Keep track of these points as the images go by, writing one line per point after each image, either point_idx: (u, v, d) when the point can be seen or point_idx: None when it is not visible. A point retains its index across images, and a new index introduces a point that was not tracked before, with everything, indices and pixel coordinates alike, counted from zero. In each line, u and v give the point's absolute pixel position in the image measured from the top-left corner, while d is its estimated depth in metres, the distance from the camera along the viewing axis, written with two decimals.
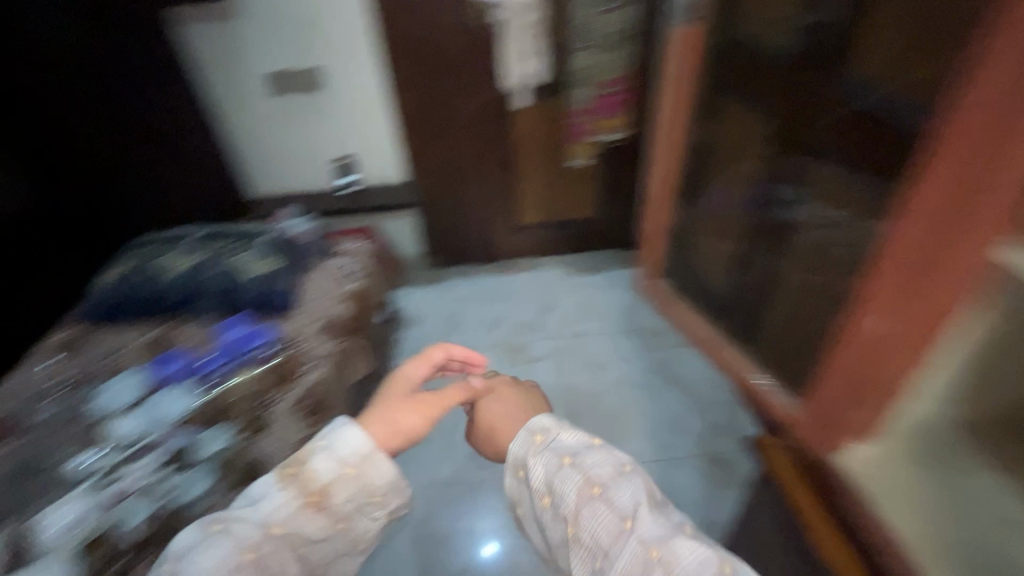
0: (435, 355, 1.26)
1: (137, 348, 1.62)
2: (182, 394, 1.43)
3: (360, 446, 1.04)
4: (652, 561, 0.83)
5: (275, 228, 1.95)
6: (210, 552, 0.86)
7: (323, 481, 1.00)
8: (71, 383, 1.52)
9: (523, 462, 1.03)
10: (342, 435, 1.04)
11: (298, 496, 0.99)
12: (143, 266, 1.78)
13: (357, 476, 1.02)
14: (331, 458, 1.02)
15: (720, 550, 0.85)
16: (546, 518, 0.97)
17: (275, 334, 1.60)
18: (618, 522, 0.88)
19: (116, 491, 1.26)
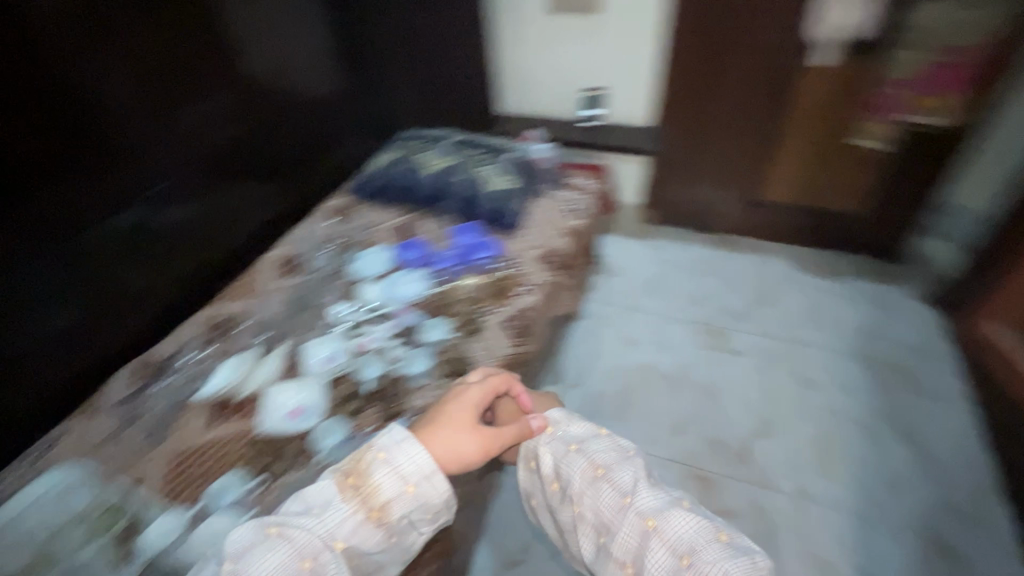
0: (501, 386, 1.14)
1: (391, 229, 1.85)
2: (420, 281, 1.63)
3: (425, 465, 0.93)
4: (651, 531, 0.95)
5: (519, 149, 2.01)
6: (272, 557, 0.82)
7: (386, 496, 0.91)
8: (340, 243, 1.81)
9: (534, 455, 1.15)
10: (409, 448, 0.93)
11: (359, 511, 0.90)
12: (408, 158, 1.99)
13: (418, 494, 0.92)
14: (392, 473, 0.92)
15: (717, 526, 0.95)
16: (560, 504, 1.09)
17: (501, 252, 1.70)
18: (619, 499, 1.00)
19: (361, 347, 1.43)
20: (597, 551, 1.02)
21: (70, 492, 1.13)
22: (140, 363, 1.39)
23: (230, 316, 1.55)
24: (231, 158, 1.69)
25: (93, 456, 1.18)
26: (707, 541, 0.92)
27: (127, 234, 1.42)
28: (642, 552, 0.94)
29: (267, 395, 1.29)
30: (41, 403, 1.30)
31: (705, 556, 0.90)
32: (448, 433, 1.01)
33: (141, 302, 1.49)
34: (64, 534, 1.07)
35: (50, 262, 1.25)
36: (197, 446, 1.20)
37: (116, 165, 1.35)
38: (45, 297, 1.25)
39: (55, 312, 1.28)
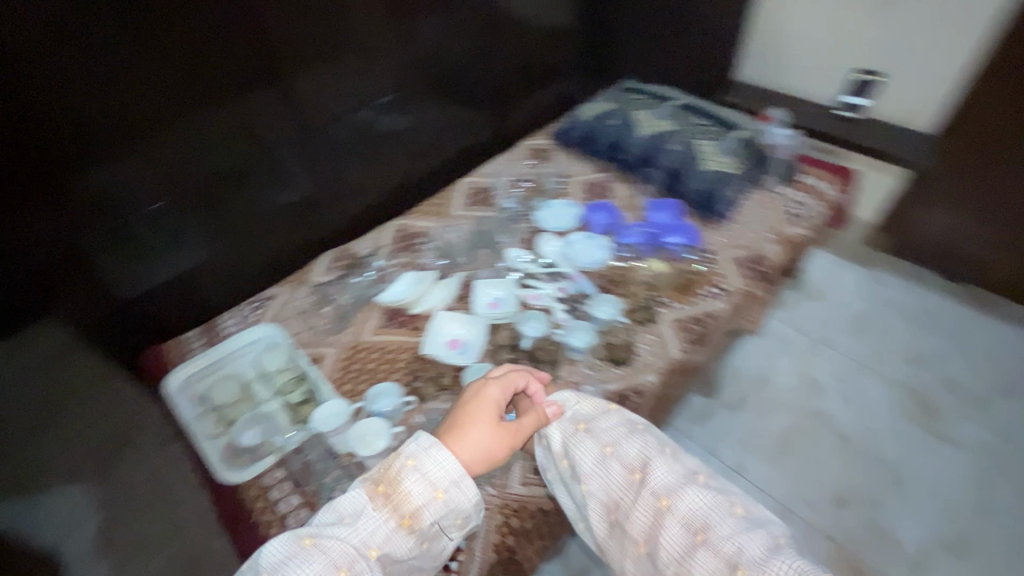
0: (516, 380, 1.02)
1: (583, 184, 1.76)
2: (600, 249, 1.53)
3: (452, 470, 0.87)
4: (666, 510, 0.86)
5: (753, 129, 1.71)
6: (311, 568, 0.77)
7: (417, 502, 0.85)
8: (530, 185, 1.78)
9: (543, 432, 1.03)
10: (435, 453, 0.87)
11: (391, 518, 0.84)
12: (622, 112, 1.83)
13: (448, 501, 0.86)
14: (421, 480, 0.86)
15: (731, 498, 0.87)
16: (572, 485, 0.99)
17: (698, 242, 1.52)
18: (631, 475, 0.92)
19: (527, 300, 1.41)
20: (612, 531, 0.93)
21: (271, 352, 1.29)
22: (339, 252, 1.54)
23: (419, 231, 1.64)
24: (455, 78, 1.75)
25: (290, 323, 1.36)
26: (722, 514, 0.84)
27: (354, 130, 1.57)
28: (657, 532, 0.86)
29: (434, 321, 1.35)
30: (259, 256, 1.56)
31: (720, 530, 0.82)
32: (473, 432, 0.94)
33: (349, 193, 1.67)
34: (259, 385, 1.23)
35: (290, 134, 1.45)
36: (369, 346, 1.32)
37: (360, 66, 1.49)
38: (282, 166, 1.47)
39: (286, 180, 1.50)
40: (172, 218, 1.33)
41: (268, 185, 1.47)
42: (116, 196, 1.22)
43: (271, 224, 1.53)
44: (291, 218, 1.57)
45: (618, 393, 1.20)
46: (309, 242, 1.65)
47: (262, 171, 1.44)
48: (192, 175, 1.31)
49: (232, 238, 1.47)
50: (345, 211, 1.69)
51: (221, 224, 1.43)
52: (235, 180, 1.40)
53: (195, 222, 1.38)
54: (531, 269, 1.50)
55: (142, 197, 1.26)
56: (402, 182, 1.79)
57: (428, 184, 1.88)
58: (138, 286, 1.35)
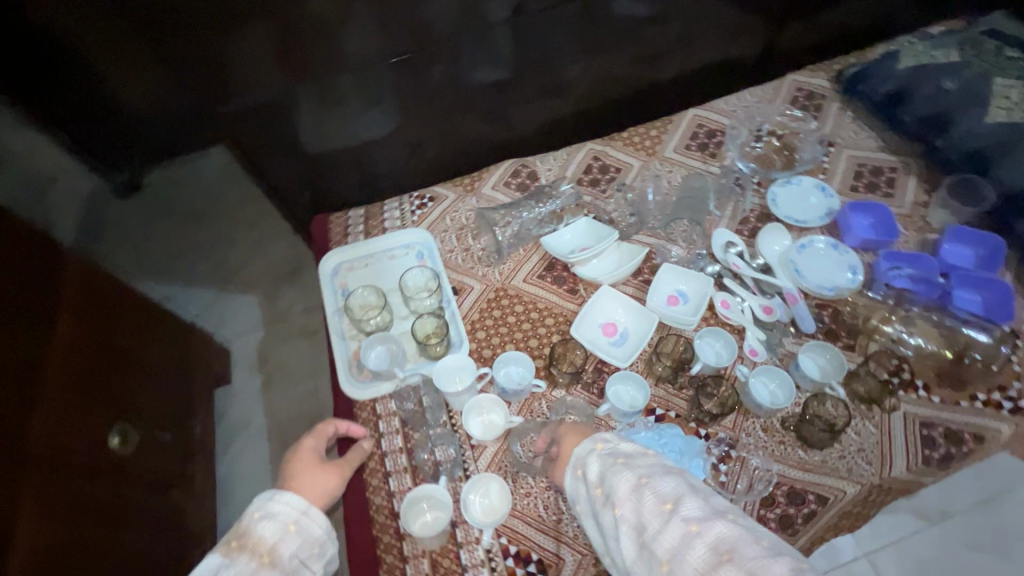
0: (329, 427, 0.97)
1: (855, 167, 1.26)
2: (845, 272, 1.12)
3: (295, 503, 0.82)
4: (694, 538, 0.65)
5: None
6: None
7: (273, 535, 0.78)
8: (776, 146, 1.34)
9: (579, 460, 0.81)
10: (274, 492, 0.81)
11: (252, 560, 0.76)
12: (972, 73, 1.22)
13: (299, 530, 0.80)
14: (271, 519, 0.80)
15: (770, 534, 0.66)
16: (602, 515, 0.75)
17: (1006, 317, 1.02)
18: (661, 505, 0.69)
19: (718, 308, 1.10)
20: (636, 565, 0.68)
21: (419, 267, 1.20)
22: (519, 167, 1.36)
23: (614, 169, 1.35)
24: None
25: (447, 239, 1.26)
26: (756, 541, 0.64)
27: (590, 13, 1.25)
28: (686, 562, 0.64)
29: (597, 296, 1.12)
30: (444, 142, 1.39)
31: (754, 557, 0.62)
32: (306, 477, 0.88)
33: (558, 92, 1.38)
34: (399, 300, 1.17)
35: (507, 9, 1.19)
36: (516, 297, 1.17)
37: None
38: (492, 42, 1.23)
39: (494, 60, 1.27)
40: (371, 75, 1.20)
41: (476, 61, 1.25)
42: (322, 28, 1.11)
43: (465, 108, 1.34)
44: (488, 107, 1.35)
45: (792, 487, 0.92)
46: (496, 141, 1.44)
47: (472, 42, 1.22)
48: (401, 26, 1.14)
49: (421, 116, 1.32)
50: (547, 114, 1.42)
51: (416, 94, 1.27)
52: (442, 45, 1.20)
53: (390, 90, 1.25)
54: (737, 266, 1.14)
55: (347, 38, 1.14)
56: (620, 93, 1.44)
57: (648, 104, 1.50)
58: (326, 141, 1.31)
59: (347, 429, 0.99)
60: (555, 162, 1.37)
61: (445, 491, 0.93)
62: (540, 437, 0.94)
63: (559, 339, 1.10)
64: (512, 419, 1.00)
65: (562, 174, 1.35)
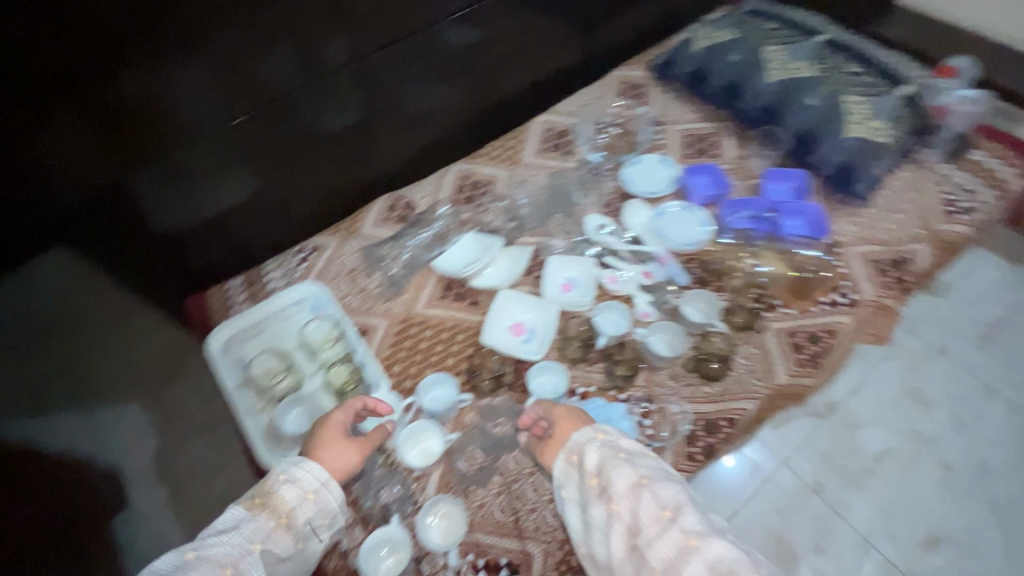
0: (357, 402, 0.95)
1: (684, 137, 1.46)
2: (698, 225, 1.28)
3: (318, 474, 0.81)
4: (692, 551, 0.71)
5: (926, 83, 1.30)
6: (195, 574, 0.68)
7: (292, 502, 0.78)
8: (618, 133, 1.50)
9: (576, 446, 0.87)
10: (302, 458, 0.81)
11: (269, 520, 0.76)
12: (748, 43, 1.43)
13: (318, 501, 0.80)
14: (295, 485, 0.79)
15: (761, 559, 0.72)
16: (593, 506, 0.81)
17: (823, 233, 1.23)
18: (661, 510, 0.75)
19: (606, 284, 1.21)
20: (624, 564, 0.75)
21: (317, 319, 1.16)
22: (394, 201, 1.38)
23: (485, 182, 1.42)
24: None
25: (339, 284, 1.24)
26: (751, 564, 0.69)
27: (431, 42, 1.32)
28: (679, 572, 0.69)
29: (498, 302, 1.18)
30: (313, 191, 1.37)
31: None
32: (327, 451, 0.87)
33: (417, 122, 1.43)
34: (305, 357, 1.13)
35: (349, 48, 1.20)
36: (422, 322, 1.19)
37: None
38: (340, 84, 1.24)
39: (346, 104, 1.28)
40: (218, 141, 1.15)
41: (329, 108, 1.27)
42: (155, 104, 1.03)
43: (329, 154, 1.34)
44: (349, 148, 1.36)
45: (707, 419, 1.03)
46: (366, 181, 1.46)
47: (323, 89, 1.23)
48: (242, 87, 1.12)
49: (286, 170, 1.29)
50: (409, 144, 1.47)
51: (272, 150, 1.24)
52: (290, 97, 1.19)
53: (244, 149, 1.20)
54: (612, 243, 1.28)
55: (188, 109, 1.08)
56: (474, 112, 1.53)
57: (502, 118, 1.61)
58: (187, 219, 1.21)
59: (374, 406, 0.97)
60: (428, 187, 1.41)
61: (400, 530, 0.93)
62: (526, 414, 0.99)
63: (474, 350, 1.14)
64: (449, 438, 1.02)
65: (438, 196, 1.39)
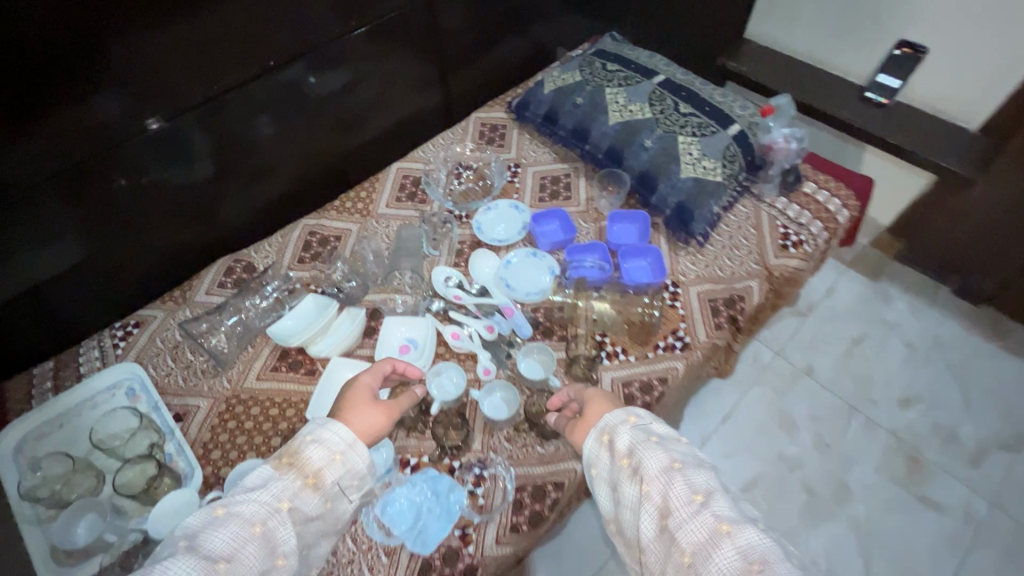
0: (385, 366, 1.01)
1: (539, 180, 1.45)
2: (545, 272, 1.27)
3: (344, 437, 0.87)
4: (723, 537, 0.71)
5: (753, 122, 1.34)
6: (227, 531, 0.74)
7: (319, 463, 0.83)
8: (473, 178, 1.48)
9: (608, 426, 0.89)
10: (328, 420, 0.86)
11: (296, 480, 0.82)
12: (591, 86, 1.44)
13: (341, 464, 0.85)
14: (322, 447, 0.85)
15: (793, 550, 0.72)
16: (623, 486, 0.83)
17: (661, 277, 1.23)
18: (693, 495, 0.76)
19: (448, 340, 1.17)
20: (653, 543, 0.77)
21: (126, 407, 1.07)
22: (232, 263, 1.31)
23: (333, 238, 1.37)
24: (397, 28, 1.35)
25: (161, 362, 1.16)
26: (785, 555, 0.69)
27: (265, 96, 1.23)
28: (709, 555, 0.70)
29: (329, 372, 1.12)
30: (148, 257, 1.27)
31: (781, 571, 0.67)
32: (357, 415, 0.92)
33: (264, 178, 1.36)
34: (102, 454, 1.03)
35: (198, 96, 1.14)
36: (251, 399, 1.12)
37: (279, 18, 1.15)
38: (184, 135, 1.16)
39: (175, 166, 1.19)
40: (35, 196, 1.04)
41: (156, 172, 1.17)
42: None
43: (161, 219, 1.24)
44: (187, 209, 1.27)
45: (535, 484, 1.00)
46: (211, 241, 1.36)
47: (148, 153, 1.14)
48: (41, 159, 1.01)
49: (115, 232, 1.19)
50: (256, 200, 1.38)
51: (92, 220, 1.14)
52: (102, 163, 1.09)
53: (67, 207, 1.09)
54: (456, 295, 1.24)
55: None
56: (328, 162, 1.46)
57: (361, 165, 1.55)
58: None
59: (403, 369, 1.04)
60: (273, 245, 1.35)
61: None
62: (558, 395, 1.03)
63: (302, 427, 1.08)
64: None
65: (281, 256, 1.33)
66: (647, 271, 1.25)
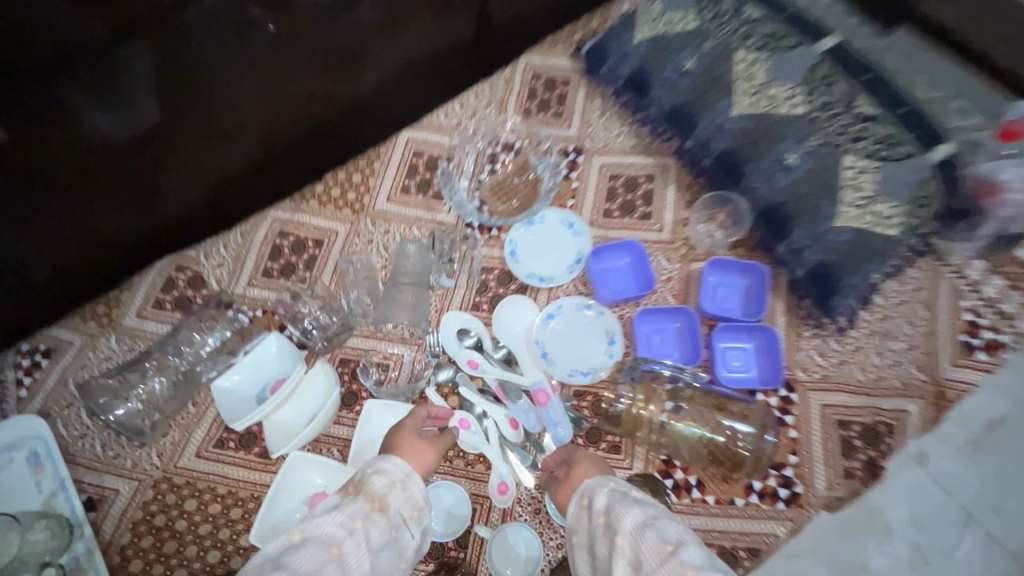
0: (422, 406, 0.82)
1: (605, 181, 1.00)
2: (602, 338, 0.89)
3: (401, 466, 0.70)
4: None
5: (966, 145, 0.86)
6: (300, 556, 0.58)
7: (382, 489, 0.67)
8: (512, 167, 1.03)
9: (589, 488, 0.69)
10: (382, 453, 0.72)
11: (361, 505, 0.65)
12: (715, 44, 0.92)
13: (405, 493, 0.69)
14: (382, 474, 0.69)
15: None
16: (597, 554, 0.62)
17: (775, 378, 0.83)
18: (662, 544, 0.57)
19: (456, 433, 0.85)
20: None
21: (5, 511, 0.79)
22: (174, 273, 0.97)
23: (312, 245, 1.00)
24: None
25: (74, 417, 0.88)
26: None
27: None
28: None
29: (290, 464, 0.82)
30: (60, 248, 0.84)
31: None
32: (407, 441, 0.76)
33: (231, 137, 0.89)
34: None
35: None
36: (184, 486, 0.84)
37: None
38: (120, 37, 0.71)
39: (73, 106, 0.73)
40: None
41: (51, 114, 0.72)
42: None
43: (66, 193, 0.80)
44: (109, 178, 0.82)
45: None
46: (154, 229, 0.93)
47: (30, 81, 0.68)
48: None
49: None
50: (221, 169, 0.92)
51: None
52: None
53: None
54: (472, 362, 0.89)
55: None
56: (329, 117, 0.96)
57: (378, 125, 1.04)
58: None
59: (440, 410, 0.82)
60: (229, 250, 1.00)
61: None
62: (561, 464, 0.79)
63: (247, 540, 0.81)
64: None
65: (240, 268, 0.98)
66: (753, 358, 0.85)
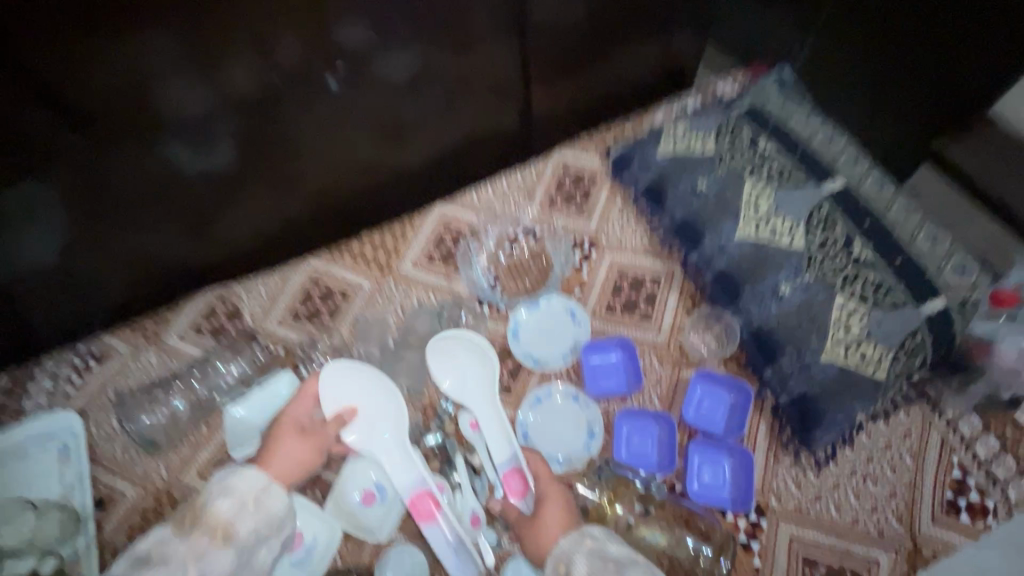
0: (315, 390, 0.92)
1: (613, 277, 1.05)
2: (582, 431, 0.93)
3: (253, 480, 0.79)
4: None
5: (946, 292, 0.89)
6: None
7: (228, 510, 0.75)
8: (529, 250, 1.12)
9: (562, 553, 0.77)
10: (235, 468, 0.79)
11: (205, 534, 0.73)
12: (725, 171, 1.01)
13: (255, 506, 0.77)
14: (226, 494, 0.77)
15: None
16: None
17: (746, 504, 0.84)
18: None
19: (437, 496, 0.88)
20: None
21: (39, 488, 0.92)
22: (217, 303, 1.09)
23: (339, 295, 1.10)
24: (474, 39, 0.95)
25: (105, 419, 0.99)
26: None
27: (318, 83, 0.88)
28: None
29: None
30: (121, 266, 0.99)
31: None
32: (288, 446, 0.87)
33: (285, 185, 1.00)
34: None
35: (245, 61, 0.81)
36: (182, 500, 0.93)
37: None
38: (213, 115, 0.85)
39: (163, 146, 0.85)
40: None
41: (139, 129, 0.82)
42: None
43: (99, 209, 0.89)
44: (158, 198, 0.92)
45: None
46: (126, 256, 0.98)
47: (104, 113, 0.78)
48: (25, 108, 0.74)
49: (83, 221, 0.89)
50: (274, 213, 1.04)
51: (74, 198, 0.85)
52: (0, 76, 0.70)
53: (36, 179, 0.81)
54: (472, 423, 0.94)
55: None
56: (374, 184, 1.09)
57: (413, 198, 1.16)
58: None
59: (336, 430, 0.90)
60: (267, 290, 1.11)
61: None
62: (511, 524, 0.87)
63: None
64: None
65: (273, 308, 1.09)
66: (729, 475, 0.87)
